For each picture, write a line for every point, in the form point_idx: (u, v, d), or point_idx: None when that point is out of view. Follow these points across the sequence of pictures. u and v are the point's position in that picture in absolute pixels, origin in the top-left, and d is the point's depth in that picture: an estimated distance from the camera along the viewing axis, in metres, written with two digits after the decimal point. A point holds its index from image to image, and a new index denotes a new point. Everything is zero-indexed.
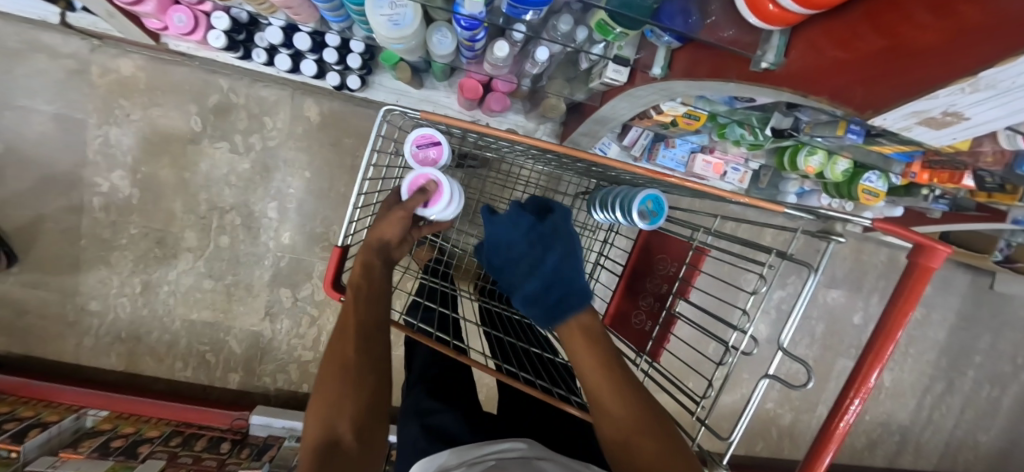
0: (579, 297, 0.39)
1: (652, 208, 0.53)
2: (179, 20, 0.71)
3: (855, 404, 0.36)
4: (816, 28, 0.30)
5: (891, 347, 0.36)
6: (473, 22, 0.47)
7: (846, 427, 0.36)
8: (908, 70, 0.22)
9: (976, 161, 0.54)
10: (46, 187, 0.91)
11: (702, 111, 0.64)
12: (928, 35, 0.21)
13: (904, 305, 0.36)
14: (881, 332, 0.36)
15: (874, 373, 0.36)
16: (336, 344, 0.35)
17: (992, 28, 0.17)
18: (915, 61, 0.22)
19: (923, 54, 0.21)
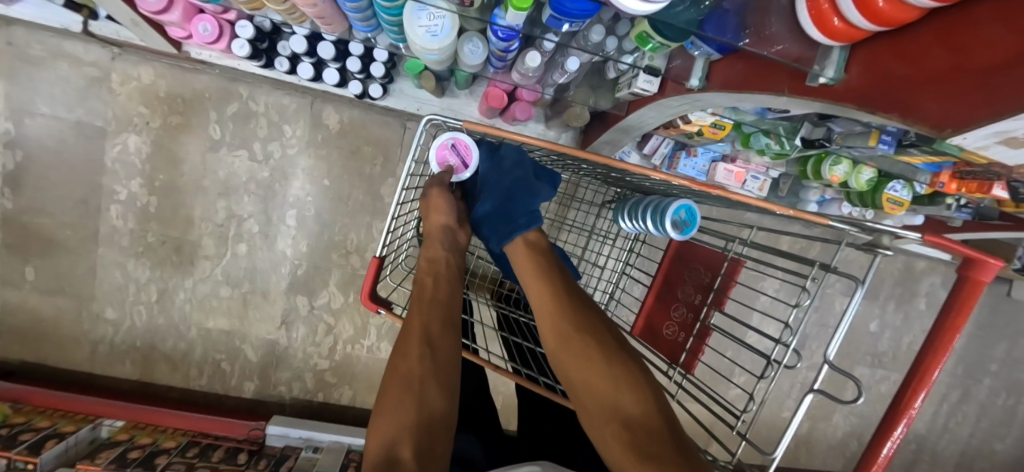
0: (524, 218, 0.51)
1: (685, 218, 0.52)
2: (204, 28, 0.70)
3: (901, 428, 0.34)
4: (880, 46, 0.30)
5: (938, 368, 0.35)
6: (510, 32, 0.48)
7: (891, 451, 0.34)
8: (986, 88, 0.22)
9: (1010, 173, 0.53)
10: (64, 194, 0.91)
11: (729, 120, 0.65)
12: (1006, 53, 0.20)
13: (957, 322, 0.35)
14: (931, 351, 0.35)
15: (920, 395, 0.35)
16: (400, 352, 0.39)
17: None
18: (994, 78, 0.21)
19: (1002, 72, 0.21)
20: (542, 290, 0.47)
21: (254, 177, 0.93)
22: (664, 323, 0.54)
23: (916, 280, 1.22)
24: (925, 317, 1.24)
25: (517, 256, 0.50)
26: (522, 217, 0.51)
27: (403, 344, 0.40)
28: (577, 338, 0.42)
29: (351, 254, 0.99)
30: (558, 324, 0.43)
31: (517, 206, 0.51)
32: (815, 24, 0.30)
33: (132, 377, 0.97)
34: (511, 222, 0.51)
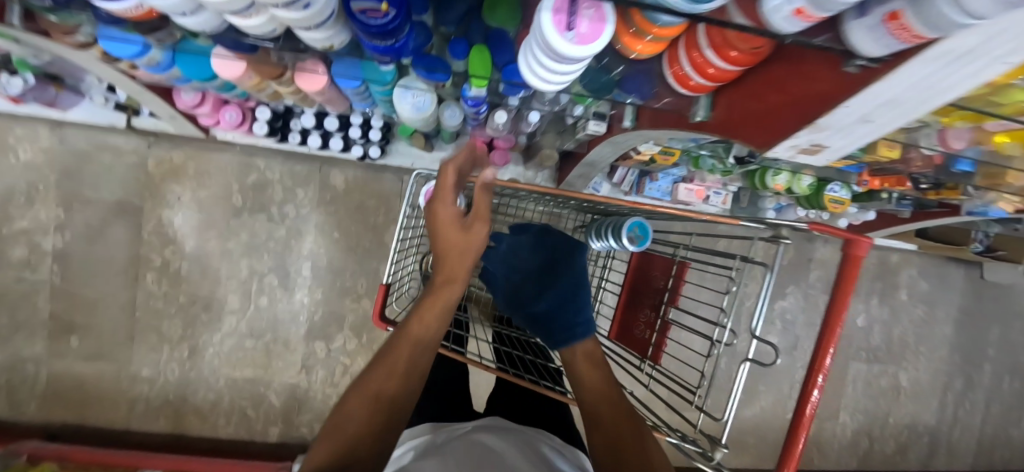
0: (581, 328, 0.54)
1: (639, 232, 0.62)
2: (231, 116, 0.84)
3: (820, 375, 0.43)
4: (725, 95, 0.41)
5: (841, 323, 0.44)
6: (477, 100, 0.59)
7: (811, 414, 0.43)
8: (790, 116, 0.32)
9: (910, 166, 0.65)
10: (105, 267, 1.03)
11: (675, 148, 0.75)
12: (795, 91, 0.31)
13: (842, 293, 0.44)
14: (831, 313, 0.44)
15: (825, 356, 0.44)
16: (389, 349, 0.39)
17: (838, 76, 0.26)
18: (792, 109, 0.31)
19: (797, 102, 0.31)
20: (595, 380, 0.49)
21: (272, 236, 1.05)
22: (634, 324, 0.63)
23: (894, 273, 1.27)
24: (911, 308, 1.28)
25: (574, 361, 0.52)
26: (578, 326, 0.55)
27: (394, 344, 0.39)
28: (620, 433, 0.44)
29: (362, 297, 1.09)
30: (604, 410, 0.46)
31: (569, 312, 0.57)
32: (678, 84, 0.39)
33: (167, 431, 1.05)
34: (569, 328, 0.54)
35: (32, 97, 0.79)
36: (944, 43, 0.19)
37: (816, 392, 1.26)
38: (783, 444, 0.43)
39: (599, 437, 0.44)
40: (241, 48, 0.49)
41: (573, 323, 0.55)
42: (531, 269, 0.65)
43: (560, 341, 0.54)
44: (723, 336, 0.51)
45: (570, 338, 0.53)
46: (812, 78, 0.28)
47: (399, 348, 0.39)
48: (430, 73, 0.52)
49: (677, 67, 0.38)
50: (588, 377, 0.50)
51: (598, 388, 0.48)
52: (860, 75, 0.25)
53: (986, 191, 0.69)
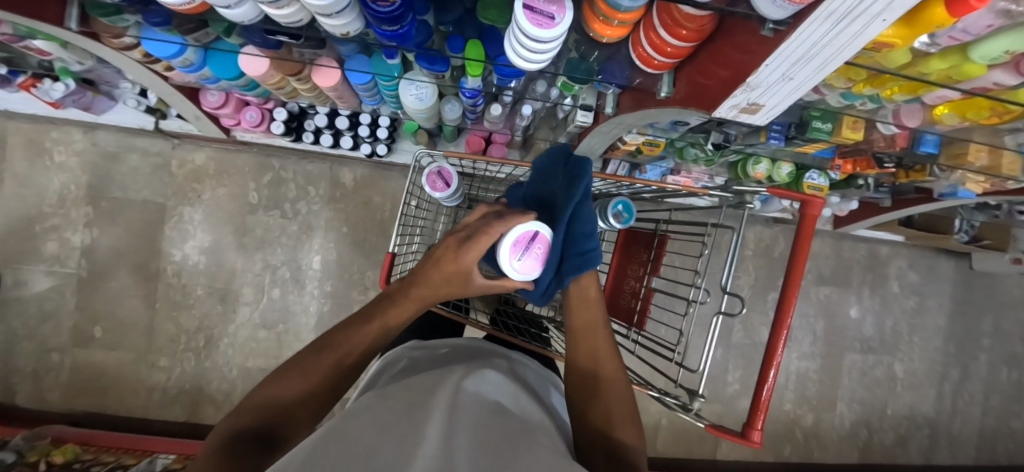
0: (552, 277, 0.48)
1: (623, 210, 0.65)
2: (251, 116, 0.92)
3: (786, 318, 0.48)
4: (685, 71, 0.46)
5: (803, 268, 0.48)
6: (473, 91, 0.66)
7: (768, 390, 0.49)
8: (731, 77, 0.38)
9: (874, 147, 0.70)
10: (129, 261, 1.09)
11: (660, 139, 0.80)
12: (734, 57, 0.36)
13: (795, 265, 0.49)
14: (793, 260, 0.49)
15: (779, 344, 0.49)
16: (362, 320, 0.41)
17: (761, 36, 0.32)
18: (733, 71, 0.37)
19: (736, 65, 0.37)
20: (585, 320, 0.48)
21: (284, 231, 1.11)
22: (621, 295, 0.69)
23: (884, 265, 1.29)
24: (903, 298, 1.31)
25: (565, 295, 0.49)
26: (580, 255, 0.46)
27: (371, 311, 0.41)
28: (601, 375, 0.44)
29: (369, 289, 1.14)
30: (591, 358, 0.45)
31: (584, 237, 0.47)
32: (643, 64, 0.46)
33: (181, 419, 1.10)
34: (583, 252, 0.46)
35: (72, 101, 0.88)
36: (824, 5, 0.25)
37: (813, 383, 1.28)
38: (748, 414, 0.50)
39: (575, 376, 0.45)
40: (266, 44, 0.57)
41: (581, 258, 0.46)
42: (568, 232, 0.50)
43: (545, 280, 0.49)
44: (697, 295, 0.56)
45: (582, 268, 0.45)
46: (743, 42, 0.34)
47: (375, 317, 0.41)
48: (431, 65, 0.58)
49: (640, 49, 0.44)
50: (575, 301, 0.48)
51: (584, 328, 0.47)
52: (776, 34, 0.30)
53: (952, 170, 0.74)
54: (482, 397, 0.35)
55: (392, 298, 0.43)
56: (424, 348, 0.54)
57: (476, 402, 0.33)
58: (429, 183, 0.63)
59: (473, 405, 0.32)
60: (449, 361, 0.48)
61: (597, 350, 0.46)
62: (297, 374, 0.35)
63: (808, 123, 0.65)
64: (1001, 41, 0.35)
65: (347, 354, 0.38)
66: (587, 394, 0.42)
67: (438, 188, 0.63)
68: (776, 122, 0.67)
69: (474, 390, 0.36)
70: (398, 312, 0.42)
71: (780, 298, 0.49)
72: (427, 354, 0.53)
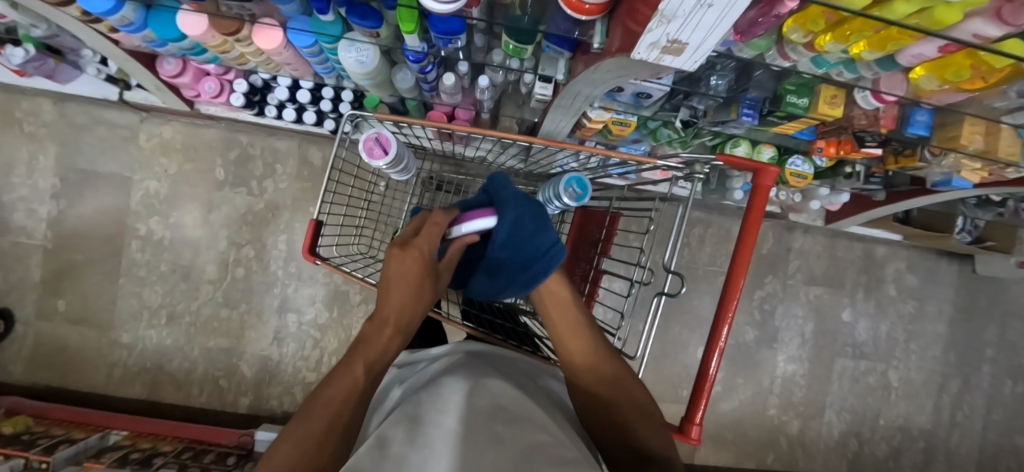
0: (536, 262, 0.46)
1: (578, 188, 0.58)
2: (210, 87, 0.89)
3: (733, 300, 0.43)
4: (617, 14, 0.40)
5: (753, 246, 0.42)
6: (418, 54, 0.61)
7: (710, 378, 0.44)
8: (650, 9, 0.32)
9: (855, 125, 0.64)
10: (94, 234, 1.08)
11: (629, 117, 0.74)
12: None
13: (744, 243, 0.43)
14: (742, 235, 0.43)
15: (724, 329, 0.44)
16: (345, 367, 0.35)
17: None
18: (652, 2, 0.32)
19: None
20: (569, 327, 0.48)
21: (250, 209, 1.09)
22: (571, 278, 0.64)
23: (881, 266, 1.22)
24: (900, 302, 1.23)
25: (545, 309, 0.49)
26: (535, 264, 0.46)
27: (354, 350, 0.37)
28: (602, 381, 0.45)
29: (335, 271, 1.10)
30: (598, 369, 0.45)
31: (540, 241, 0.45)
32: (572, 10, 0.41)
33: (141, 397, 1.08)
34: (528, 267, 0.46)
35: (34, 68, 0.86)
36: None
37: (801, 388, 1.21)
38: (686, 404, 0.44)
39: (585, 386, 0.45)
40: None
41: (540, 268, 0.46)
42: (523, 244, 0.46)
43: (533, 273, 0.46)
44: (642, 276, 0.50)
45: (531, 284, 0.47)
46: None
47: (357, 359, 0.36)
48: (363, 21, 0.54)
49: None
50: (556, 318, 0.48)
51: (574, 346, 0.47)
52: None
53: (944, 154, 0.67)
54: (497, 400, 0.36)
55: (365, 342, 0.38)
56: (413, 364, 0.52)
57: (493, 427, 0.30)
58: (369, 150, 0.58)
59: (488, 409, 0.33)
60: (444, 373, 0.43)
61: (589, 360, 0.46)
62: (305, 426, 0.28)
63: (782, 97, 0.59)
64: None
65: (352, 386, 0.33)
66: (604, 402, 0.44)
67: (378, 156, 0.59)
68: (748, 96, 0.61)
69: (486, 392, 0.36)
70: (376, 344, 0.39)
71: (726, 279, 0.44)
72: (422, 367, 0.50)
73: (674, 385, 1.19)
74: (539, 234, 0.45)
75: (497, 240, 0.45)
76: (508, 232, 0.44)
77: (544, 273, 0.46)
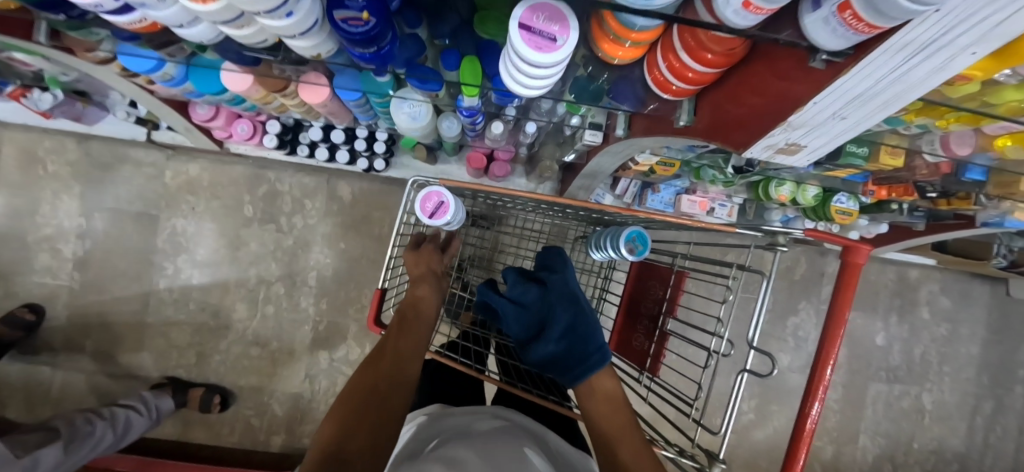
0: (596, 357, 0.46)
1: (637, 241, 0.59)
2: (242, 129, 0.88)
3: (827, 372, 0.42)
4: (709, 95, 0.40)
5: (844, 320, 0.42)
6: (471, 110, 0.61)
7: (808, 448, 0.42)
8: (762, 118, 0.33)
9: (915, 174, 0.64)
10: (121, 273, 1.07)
11: (674, 159, 0.73)
12: (766, 93, 0.31)
13: (836, 316, 0.42)
14: (834, 305, 0.43)
15: (817, 401, 0.43)
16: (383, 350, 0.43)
17: (800, 77, 0.27)
18: (764, 111, 0.32)
19: (767, 105, 0.32)
20: (608, 417, 0.43)
21: (280, 246, 1.08)
22: (634, 336, 0.63)
23: (912, 288, 1.21)
24: (933, 325, 1.22)
25: (591, 403, 0.45)
26: (595, 352, 0.47)
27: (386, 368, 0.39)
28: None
29: (365, 307, 1.10)
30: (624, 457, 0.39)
31: (592, 332, 0.49)
32: (659, 89, 0.40)
33: (171, 437, 1.06)
34: (583, 360, 0.46)
35: (60, 112, 0.85)
36: (904, 29, 0.20)
37: (833, 413, 1.20)
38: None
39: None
40: (244, 60, 0.51)
41: (595, 359, 0.46)
42: (580, 335, 0.48)
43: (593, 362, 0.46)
44: (720, 346, 0.50)
45: (589, 370, 0.45)
46: (779, 80, 0.30)
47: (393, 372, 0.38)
48: (423, 83, 0.53)
49: (671, 58, 0.35)
50: (601, 409, 0.44)
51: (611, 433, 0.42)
52: (819, 80, 0.26)
53: (1000, 199, 0.67)
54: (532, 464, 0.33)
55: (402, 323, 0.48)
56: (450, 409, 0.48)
57: None
58: (422, 209, 0.57)
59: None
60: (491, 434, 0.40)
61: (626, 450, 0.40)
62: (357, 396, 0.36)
63: (840, 148, 0.58)
64: None
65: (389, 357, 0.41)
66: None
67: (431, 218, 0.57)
68: None
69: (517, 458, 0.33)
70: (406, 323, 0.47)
71: (817, 350, 0.43)
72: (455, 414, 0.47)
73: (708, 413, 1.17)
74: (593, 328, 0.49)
75: (554, 334, 0.48)
76: (567, 325, 0.49)
77: (598, 361, 0.46)
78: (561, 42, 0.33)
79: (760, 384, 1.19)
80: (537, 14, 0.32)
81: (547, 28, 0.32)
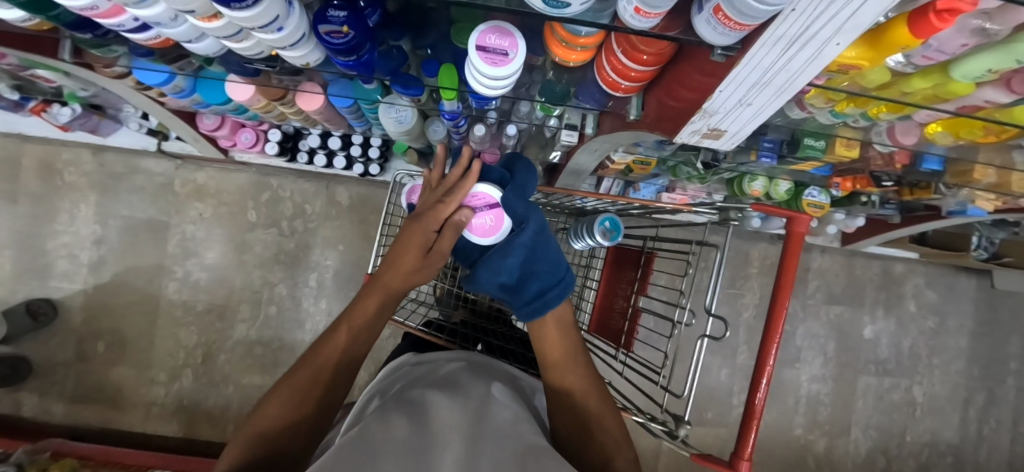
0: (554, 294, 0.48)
1: (610, 227, 0.63)
2: (246, 138, 0.93)
3: (777, 330, 0.45)
4: (651, 93, 0.46)
5: (791, 278, 0.46)
6: (453, 113, 0.66)
7: (759, 406, 0.46)
8: (691, 109, 0.39)
9: (872, 164, 0.67)
10: (132, 277, 1.13)
11: (650, 157, 0.78)
12: (687, 91, 0.38)
13: (782, 281, 0.46)
14: (780, 267, 0.47)
15: (769, 359, 0.46)
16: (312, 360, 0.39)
17: (710, 78, 0.33)
18: (692, 104, 0.38)
19: (692, 102, 0.38)
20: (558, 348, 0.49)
21: (282, 249, 1.14)
22: (610, 315, 0.67)
23: (899, 283, 1.23)
24: (920, 318, 1.23)
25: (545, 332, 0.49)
26: (553, 289, 0.48)
27: (312, 357, 0.40)
28: (587, 403, 0.47)
29: None
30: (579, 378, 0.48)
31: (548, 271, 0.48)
32: (611, 89, 0.45)
33: (179, 434, 1.11)
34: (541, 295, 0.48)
35: (78, 124, 0.90)
36: (770, 26, 0.25)
37: (825, 406, 1.21)
38: (739, 419, 0.46)
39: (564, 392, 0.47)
40: (245, 72, 0.57)
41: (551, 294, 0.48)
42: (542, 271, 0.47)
43: (542, 304, 0.47)
44: (683, 317, 0.54)
45: (541, 311, 0.47)
46: (697, 82, 0.35)
47: (319, 362, 0.39)
48: (405, 89, 0.58)
49: (614, 60, 0.40)
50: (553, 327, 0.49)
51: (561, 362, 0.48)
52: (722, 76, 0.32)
53: (959, 187, 0.70)
54: (503, 435, 0.34)
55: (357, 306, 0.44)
56: (415, 364, 0.51)
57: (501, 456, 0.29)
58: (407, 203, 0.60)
59: (499, 444, 0.31)
60: (445, 380, 0.43)
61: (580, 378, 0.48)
62: (275, 405, 0.36)
63: (799, 140, 0.62)
64: (981, 60, 0.33)
65: (315, 378, 0.38)
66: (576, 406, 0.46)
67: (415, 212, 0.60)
68: (767, 138, 0.63)
69: (487, 429, 0.34)
70: (363, 306, 0.44)
71: (769, 311, 0.46)
72: (430, 369, 0.49)
73: (700, 407, 1.19)
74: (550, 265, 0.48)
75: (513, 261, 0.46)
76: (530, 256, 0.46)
77: (554, 301, 0.47)
78: (513, 59, 0.39)
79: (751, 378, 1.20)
80: (489, 35, 0.38)
81: (480, 217, 0.50)
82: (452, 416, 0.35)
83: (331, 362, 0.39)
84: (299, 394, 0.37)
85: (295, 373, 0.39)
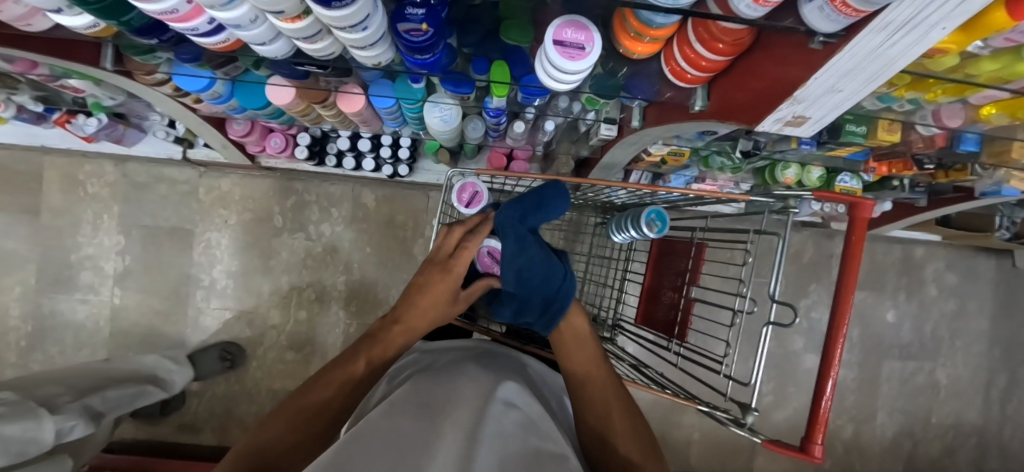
0: (560, 302, 0.50)
1: (657, 219, 0.62)
2: (276, 142, 0.93)
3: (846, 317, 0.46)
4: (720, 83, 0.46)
5: (857, 268, 0.46)
6: (497, 110, 0.66)
7: (831, 390, 0.46)
8: (769, 97, 0.39)
9: (912, 148, 0.68)
10: (158, 286, 1.12)
11: (685, 148, 0.78)
12: (765, 80, 0.38)
13: (849, 268, 0.47)
14: (846, 256, 0.47)
15: (838, 346, 0.46)
16: (323, 382, 0.39)
17: (802, 65, 0.34)
18: (769, 93, 0.39)
19: (772, 90, 0.38)
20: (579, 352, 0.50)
21: (309, 254, 1.14)
22: (659, 306, 0.67)
23: (919, 267, 1.24)
24: (941, 301, 1.25)
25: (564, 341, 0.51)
26: (556, 300, 0.50)
27: (324, 377, 0.40)
28: (610, 414, 0.45)
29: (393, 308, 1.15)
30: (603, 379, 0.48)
31: (550, 282, 0.50)
32: (676, 79, 0.45)
33: (212, 442, 1.11)
34: (547, 304, 0.51)
35: (104, 135, 0.90)
36: (883, 14, 0.25)
37: (851, 392, 1.22)
38: (811, 405, 0.47)
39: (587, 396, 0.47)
40: (294, 74, 0.57)
41: (557, 304, 0.50)
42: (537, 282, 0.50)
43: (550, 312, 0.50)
44: (743, 305, 0.54)
45: (553, 323, 0.51)
46: (782, 68, 0.36)
47: (328, 385, 0.39)
48: (456, 87, 0.60)
49: (687, 50, 0.40)
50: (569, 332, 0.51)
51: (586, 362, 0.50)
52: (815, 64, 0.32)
53: (994, 168, 0.72)
54: (505, 425, 0.33)
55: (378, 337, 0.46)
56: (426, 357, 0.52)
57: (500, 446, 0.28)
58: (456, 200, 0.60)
59: (495, 431, 0.30)
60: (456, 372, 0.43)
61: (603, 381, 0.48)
62: (281, 420, 0.36)
63: (841, 126, 0.61)
64: None
65: (326, 399, 0.38)
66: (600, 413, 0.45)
67: (465, 208, 0.60)
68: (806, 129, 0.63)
69: (491, 406, 0.34)
70: (383, 346, 0.45)
71: (836, 298, 0.47)
72: (436, 359, 0.50)
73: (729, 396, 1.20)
74: (545, 278, 0.50)
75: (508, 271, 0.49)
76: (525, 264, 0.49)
77: (559, 313, 0.50)
78: (590, 52, 0.39)
79: (777, 365, 1.22)
80: (566, 29, 0.39)
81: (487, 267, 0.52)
82: (467, 401, 0.35)
83: (334, 388, 0.39)
84: (306, 415, 0.36)
85: (306, 388, 0.39)
